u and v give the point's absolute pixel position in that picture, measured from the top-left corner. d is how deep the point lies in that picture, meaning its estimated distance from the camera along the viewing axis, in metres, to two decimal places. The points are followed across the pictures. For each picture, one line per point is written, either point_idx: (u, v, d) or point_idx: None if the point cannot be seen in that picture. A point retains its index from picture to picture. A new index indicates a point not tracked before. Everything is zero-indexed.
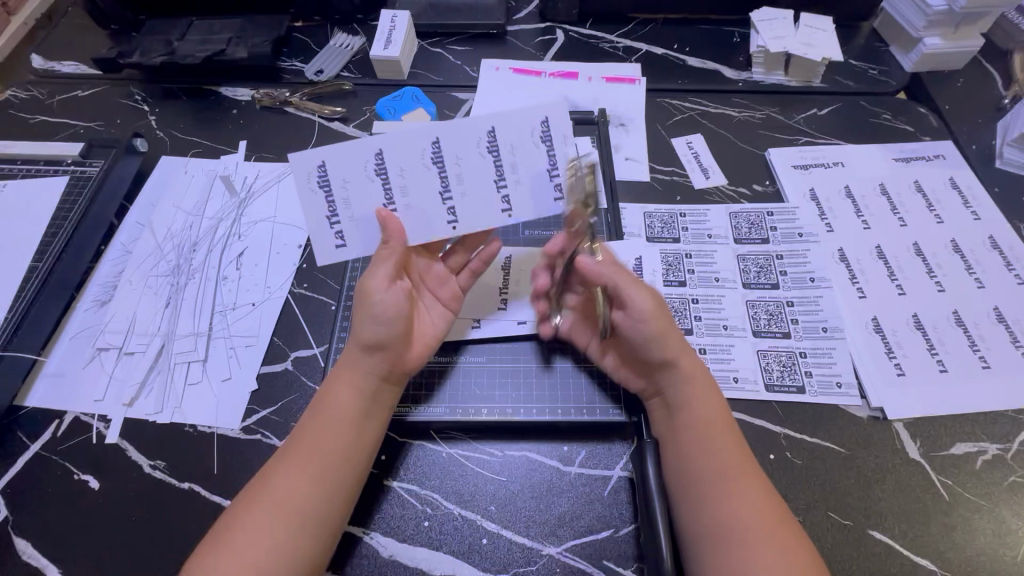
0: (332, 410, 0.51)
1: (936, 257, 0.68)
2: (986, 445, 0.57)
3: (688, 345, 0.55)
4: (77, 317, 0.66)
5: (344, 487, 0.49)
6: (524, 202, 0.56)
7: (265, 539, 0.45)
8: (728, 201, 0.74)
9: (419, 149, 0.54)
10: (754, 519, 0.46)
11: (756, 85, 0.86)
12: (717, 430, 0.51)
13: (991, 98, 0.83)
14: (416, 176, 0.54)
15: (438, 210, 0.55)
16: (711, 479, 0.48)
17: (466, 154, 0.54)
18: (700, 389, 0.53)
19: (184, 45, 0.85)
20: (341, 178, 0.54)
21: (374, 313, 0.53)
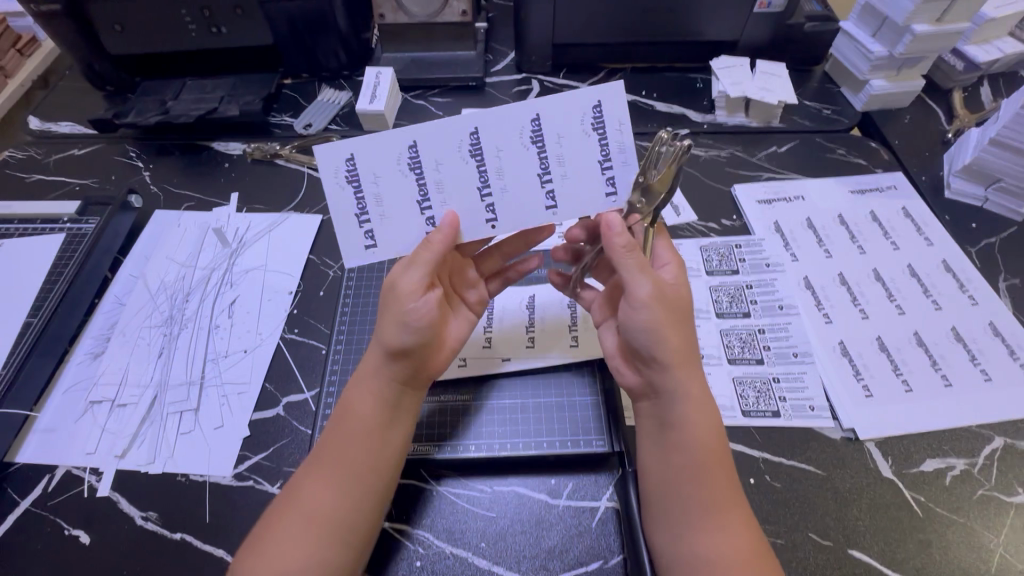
0: (357, 420, 0.53)
1: (895, 281, 0.72)
2: (954, 460, 0.59)
3: (693, 353, 0.55)
4: (70, 370, 0.67)
5: (372, 494, 0.51)
6: (568, 193, 0.56)
7: (298, 548, 0.47)
8: (699, 235, 0.79)
9: (457, 141, 0.55)
10: (730, 553, 0.47)
11: (719, 126, 0.92)
12: (707, 452, 0.52)
13: (935, 133, 0.90)
14: (452, 172, 0.56)
15: (477, 206, 0.57)
16: (692, 510, 0.49)
17: (507, 145, 0.55)
18: (698, 407, 0.53)
19: (179, 104, 0.90)
20: (374, 175, 0.56)
21: (406, 319, 0.53)
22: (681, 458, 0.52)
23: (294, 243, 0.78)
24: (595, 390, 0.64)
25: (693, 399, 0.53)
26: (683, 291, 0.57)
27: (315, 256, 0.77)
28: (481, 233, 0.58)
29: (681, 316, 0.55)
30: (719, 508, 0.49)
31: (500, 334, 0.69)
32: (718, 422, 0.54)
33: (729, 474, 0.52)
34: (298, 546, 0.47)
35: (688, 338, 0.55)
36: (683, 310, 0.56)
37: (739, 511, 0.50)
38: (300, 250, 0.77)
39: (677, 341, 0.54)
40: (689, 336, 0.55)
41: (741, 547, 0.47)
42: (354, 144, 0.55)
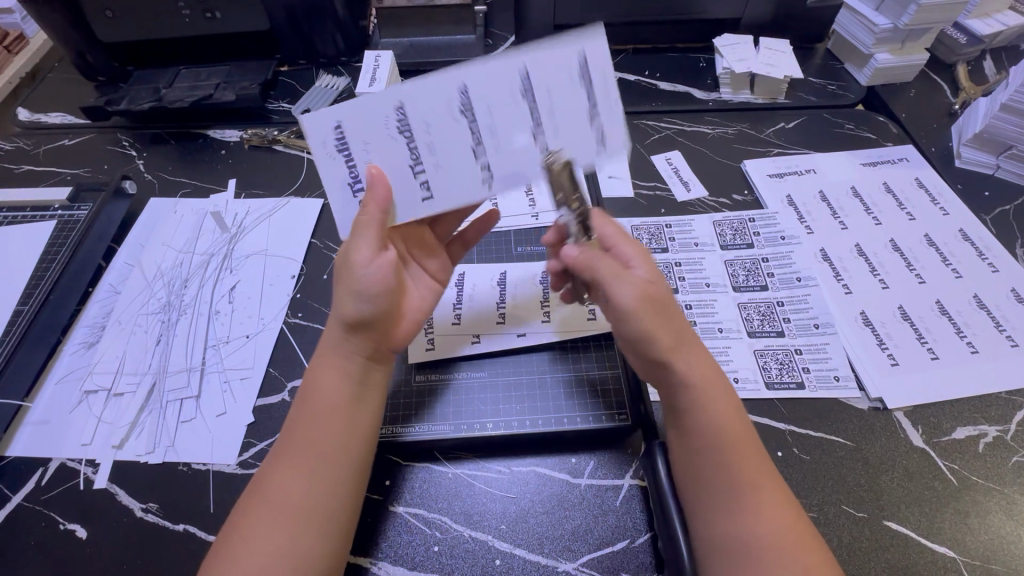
0: (319, 400, 0.50)
1: (913, 251, 0.71)
2: (986, 428, 0.58)
3: (692, 342, 0.52)
4: (63, 360, 0.64)
5: (347, 477, 0.48)
6: (562, 147, 0.52)
7: (274, 539, 0.44)
8: (711, 211, 0.77)
9: (445, 98, 0.50)
10: (771, 538, 0.44)
11: (725, 104, 0.91)
12: (735, 438, 0.48)
13: (942, 106, 0.89)
14: (444, 132, 0.51)
15: (470, 165, 0.52)
16: (728, 493, 0.46)
17: (496, 100, 0.51)
18: (713, 392, 0.50)
19: (173, 91, 0.87)
20: (363, 142, 0.51)
21: (358, 288, 0.50)
22: (704, 441, 0.48)
23: (295, 227, 0.76)
24: (615, 365, 0.62)
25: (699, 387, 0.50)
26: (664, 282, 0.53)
27: (317, 239, 0.75)
28: (474, 195, 0.53)
29: (667, 308, 0.50)
30: (758, 490, 0.46)
31: (512, 311, 0.66)
32: (738, 403, 0.51)
33: (760, 452, 0.49)
34: (270, 542, 0.44)
35: (681, 319, 0.52)
36: (669, 301, 0.51)
37: (776, 493, 0.47)
38: (302, 234, 0.75)
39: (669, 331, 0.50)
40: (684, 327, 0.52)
41: (782, 532, 0.45)
42: (338, 111, 0.51)
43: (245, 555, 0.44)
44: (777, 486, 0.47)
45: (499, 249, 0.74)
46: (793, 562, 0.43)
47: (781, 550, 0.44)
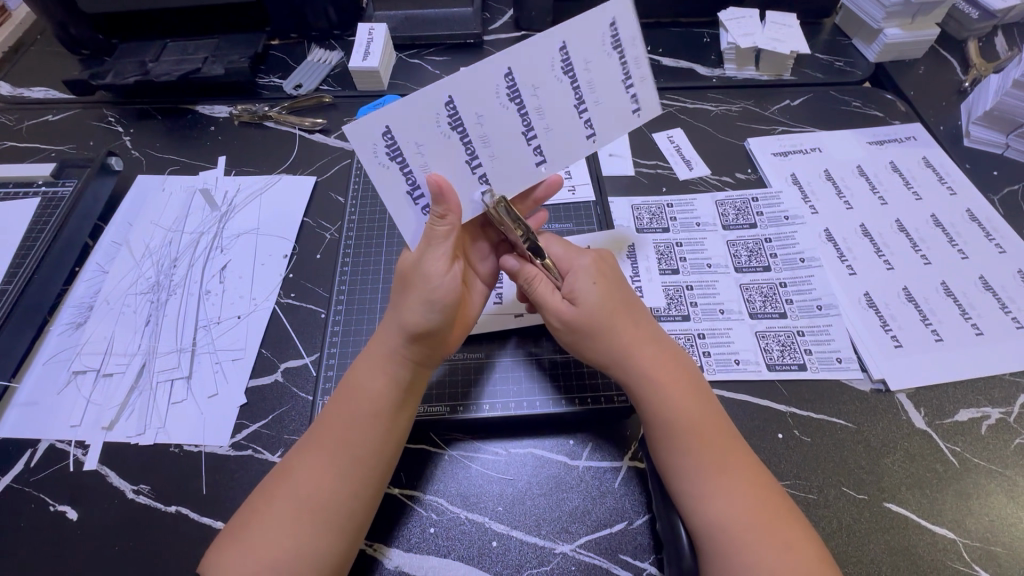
0: (362, 403, 0.49)
1: (919, 231, 0.69)
2: (989, 410, 0.57)
3: (648, 336, 0.52)
4: (51, 340, 0.63)
5: (373, 484, 0.47)
6: (607, 120, 0.52)
7: (286, 535, 0.43)
8: (714, 190, 0.75)
9: (492, 86, 0.49)
10: (743, 517, 0.44)
11: (730, 80, 0.88)
12: (699, 422, 0.48)
13: (951, 83, 0.87)
14: (496, 121, 0.50)
15: (523, 151, 0.51)
16: (694, 476, 0.46)
17: (541, 81, 0.49)
18: (674, 383, 0.50)
19: (160, 64, 0.84)
20: (415, 143, 0.49)
21: (430, 297, 0.48)
22: (664, 430, 0.48)
23: (287, 205, 0.74)
24: None
25: (653, 377, 0.50)
26: (603, 289, 0.52)
27: (310, 218, 0.73)
28: (532, 179, 0.53)
29: (602, 319, 0.51)
30: (726, 469, 0.46)
31: (510, 293, 0.65)
32: (700, 386, 0.51)
33: (730, 433, 0.49)
34: (288, 541, 0.43)
35: (628, 319, 0.52)
36: (606, 308, 0.52)
37: (745, 477, 0.46)
38: (294, 212, 0.73)
39: (608, 338, 0.51)
40: (636, 323, 0.53)
41: (756, 509, 0.44)
42: (384, 117, 0.47)
43: (258, 549, 0.43)
44: (749, 464, 0.47)
45: None
46: (767, 540, 0.43)
47: (754, 528, 0.43)
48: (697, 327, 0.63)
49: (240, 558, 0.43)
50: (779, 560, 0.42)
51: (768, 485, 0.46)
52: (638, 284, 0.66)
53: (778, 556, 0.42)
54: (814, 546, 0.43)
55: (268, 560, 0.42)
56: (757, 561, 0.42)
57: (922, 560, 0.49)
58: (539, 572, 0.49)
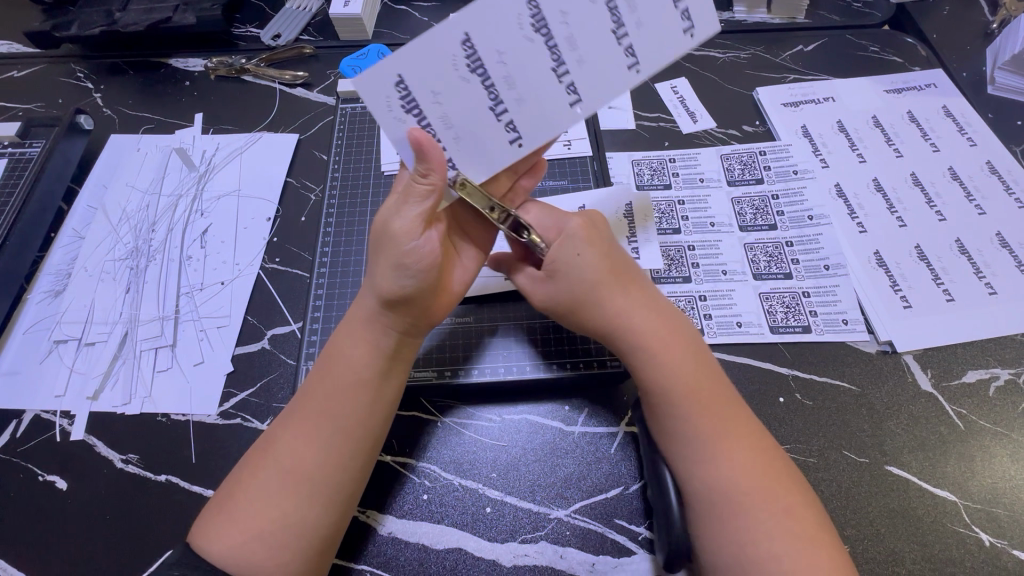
0: (346, 372, 0.46)
1: (935, 186, 0.66)
2: (998, 370, 0.55)
3: (645, 302, 0.49)
4: (29, 309, 0.61)
5: (360, 453, 0.45)
6: (651, 46, 0.44)
7: (273, 506, 0.42)
8: (718, 143, 0.71)
9: (515, 15, 0.42)
10: (742, 486, 0.42)
11: (739, 24, 0.82)
12: (699, 387, 0.46)
13: (978, 25, 0.81)
14: (520, 58, 0.44)
15: (554, 90, 0.45)
16: (691, 442, 0.44)
17: (572, 6, 0.42)
18: (673, 353, 0.47)
19: (127, 13, 0.78)
20: (430, 91, 0.44)
21: (405, 261, 0.44)
22: (663, 398, 0.46)
23: (268, 165, 0.70)
24: None
25: (649, 344, 0.47)
26: (594, 253, 0.49)
27: (292, 178, 0.69)
28: (565, 123, 0.46)
29: (593, 286, 0.48)
30: (725, 435, 0.44)
31: None
32: (699, 349, 0.49)
33: (732, 397, 0.47)
34: (278, 516, 0.42)
35: (620, 284, 0.49)
36: (598, 273, 0.48)
37: (747, 443, 0.44)
38: (277, 171, 0.69)
39: (604, 303, 0.48)
40: (634, 289, 0.50)
41: (756, 476, 0.43)
42: (397, 66, 0.43)
43: (245, 521, 0.42)
44: (747, 430, 0.45)
45: None
46: (765, 508, 0.41)
47: (753, 496, 0.42)
48: (698, 289, 0.60)
49: (228, 532, 0.42)
50: (778, 527, 0.41)
51: (773, 451, 0.45)
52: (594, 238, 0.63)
53: (776, 522, 0.41)
54: (812, 511, 0.42)
55: (257, 534, 0.42)
56: (754, 529, 0.41)
57: (921, 522, 0.48)
58: (533, 537, 0.48)
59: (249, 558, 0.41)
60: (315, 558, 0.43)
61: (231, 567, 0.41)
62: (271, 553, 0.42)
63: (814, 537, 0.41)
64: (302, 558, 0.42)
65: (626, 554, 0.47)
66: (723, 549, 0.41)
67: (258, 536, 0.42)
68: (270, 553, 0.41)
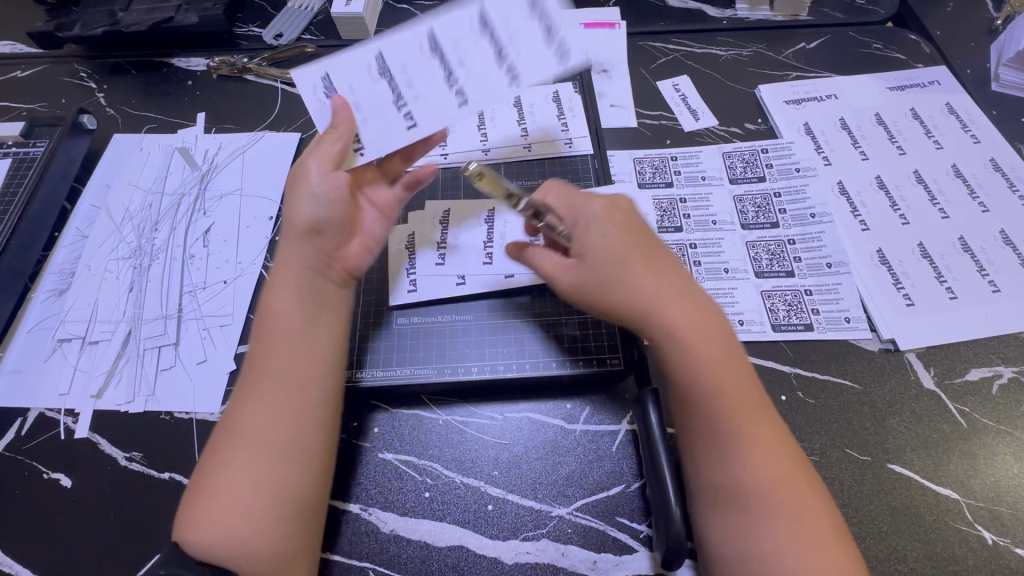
0: (276, 321, 0.48)
1: (938, 183, 0.65)
2: (1002, 368, 0.55)
3: (679, 288, 0.46)
4: (34, 308, 0.61)
5: (308, 403, 0.46)
6: (527, 65, 0.51)
7: (237, 474, 0.43)
8: (720, 141, 0.71)
9: (416, 39, 0.51)
10: (767, 487, 0.41)
11: (741, 21, 0.82)
12: (728, 381, 0.43)
13: (982, 21, 0.80)
14: (420, 71, 0.52)
15: (446, 94, 0.52)
16: (716, 442, 0.43)
17: (460, 36, 0.51)
18: (707, 345, 0.44)
19: (130, 13, 0.79)
20: (348, 86, 0.52)
21: (312, 194, 0.51)
22: (686, 390, 0.44)
23: (271, 164, 0.70)
24: None
25: (680, 334, 0.44)
26: (619, 237, 0.47)
27: None
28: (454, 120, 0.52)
29: (616, 270, 0.46)
30: (749, 431, 0.42)
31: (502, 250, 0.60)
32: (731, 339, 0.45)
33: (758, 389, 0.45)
34: (244, 482, 0.43)
35: (649, 269, 0.46)
36: (623, 257, 0.46)
37: (775, 442, 0.43)
38: (279, 170, 0.70)
39: (627, 286, 0.45)
40: (666, 274, 0.46)
41: (777, 480, 0.41)
42: (324, 63, 0.52)
43: (218, 496, 0.42)
44: (773, 428, 0.43)
45: (486, 182, 0.67)
46: (782, 512, 0.41)
47: (771, 498, 0.41)
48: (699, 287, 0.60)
49: (203, 513, 0.42)
50: (793, 532, 0.40)
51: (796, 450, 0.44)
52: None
53: (791, 528, 0.40)
54: (830, 517, 0.41)
55: (227, 504, 0.42)
56: (768, 531, 0.40)
57: (923, 520, 0.48)
58: (535, 535, 0.48)
59: (224, 531, 0.42)
60: (293, 522, 0.43)
61: (210, 541, 0.41)
62: (245, 520, 0.42)
63: (829, 543, 0.40)
64: (277, 523, 0.42)
65: (628, 552, 0.47)
66: (732, 547, 0.41)
67: (229, 505, 0.42)
68: (243, 520, 0.42)
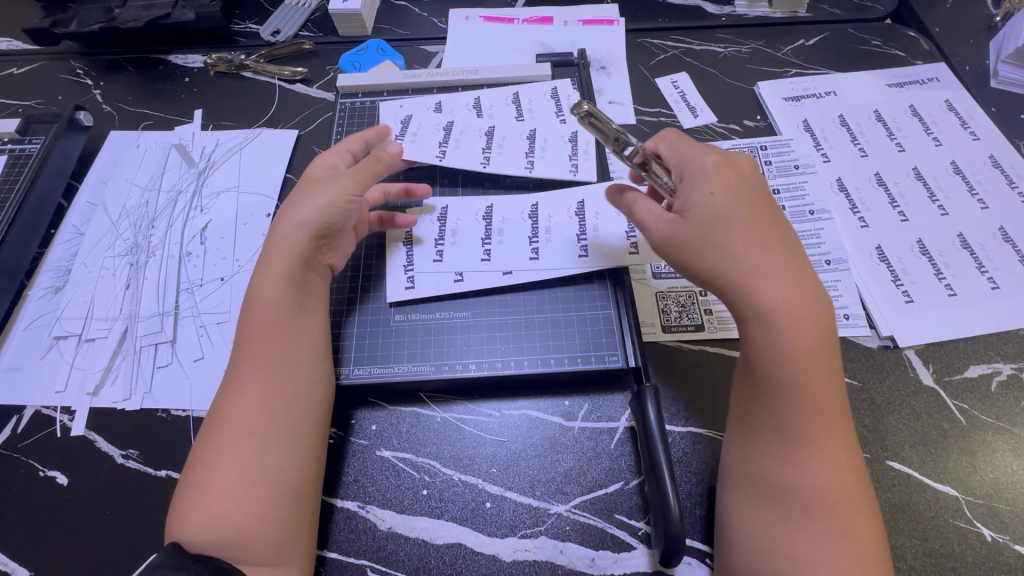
0: (267, 310, 0.49)
1: (937, 180, 0.65)
2: (1001, 365, 0.55)
3: (786, 271, 0.43)
4: (30, 305, 0.61)
5: (301, 389, 0.48)
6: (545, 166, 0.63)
7: (236, 462, 0.44)
8: (719, 138, 0.71)
9: (479, 120, 0.67)
10: (821, 483, 0.41)
11: (740, 18, 0.81)
12: (809, 379, 0.42)
13: (981, 18, 0.80)
14: (468, 136, 0.66)
15: (478, 154, 0.64)
16: (780, 433, 0.42)
17: (509, 131, 0.66)
18: (801, 334, 0.42)
19: (127, 10, 0.78)
20: (414, 122, 0.66)
21: (311, 200, 0.53)
22: (761, 378, 0.43)
23: (268, 162, 0.70)
24: (608, 305, 0.57)
25: (775, 314, 0.42)
26: (729, 198, 0.46)
27: (292, 174, 0.69)
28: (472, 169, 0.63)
29: (714, 229, 0.45)
30: (815, 434, 0.42)
31: (499, 250, 0.59)
32: (829, 331, 0.43)
33: (838, 390, 0.43)
34: (236, 471, 0.43)
35: (754, 237, 0.44)
36: (727, 219, 0.45)
37: (838, 441, 0.42)
38: (277, 168, 0.69)
39: (722, 248, 0.44)
40: (773, 249, 0.44)
41: (829, 488, 0.41)
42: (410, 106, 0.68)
43: (214, 485, 0.43)
44: (843, 436, 0.43)
45: (486, 182, 0.66)
46: (823, 518, 0.40)
47: (818, 504, 0.41)
48: None
49: (203, 505, 0.43)
50: (830, 538, 0.40)
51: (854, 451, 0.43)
52: (584, 244, 0.58)
53: (828, 535, 0.40)
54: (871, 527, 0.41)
55: (225, 492, 0.43)
56: (804, 531, 0.40)
57: (922, 518, 0.48)
58: (533, 533, 0.48)
59: (222, 519, 0.42)
60: (283, 511, 0.44)
61: (211, 530, 0.42)
62: (241, 507, 0.43)
63: (868, 560, 0.39)
64: (267, 512, 0.43)
65: (626, 549, 0.47)
66: (759, 540, 0.41)
67: (230, 493, 0.43)
68: (241, 507, 0.43)
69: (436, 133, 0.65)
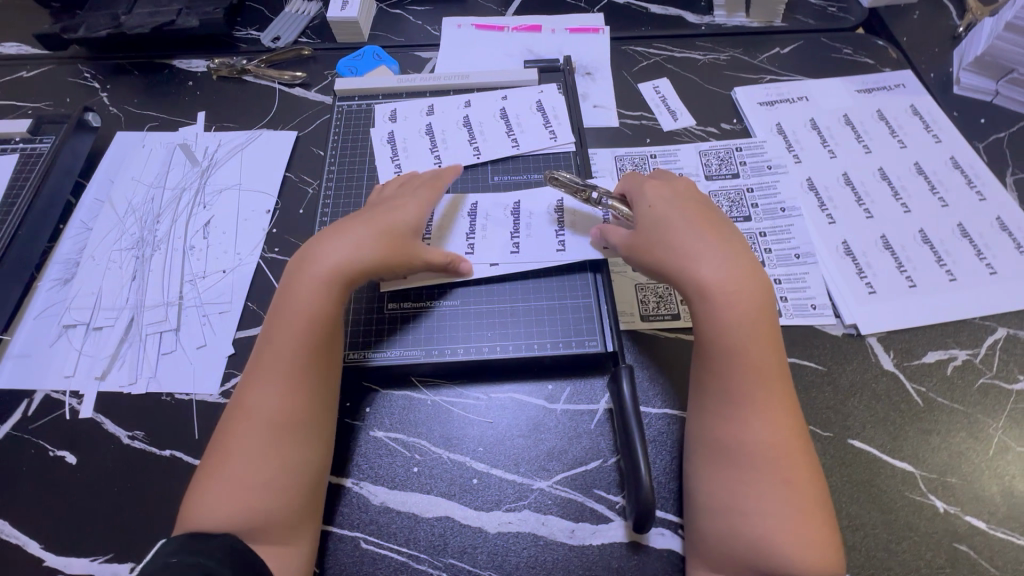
0: (290, 315, 0.52)
1: (901, 179, 0.69)
2: (956, 351, 0.59)
3: (726, 259, 0.50)
4: (41, 295, 0.64)
5: (321, 383, 0.51)
6: (526, 140, 0.70)
7: (258, 449, 0.47)
8: (697, 140, 0.75)
9: (455, 117, 0.72)
10: (769, 443, 0.45)
11: (719, 27, 0.86)
12: (747, 350, 0.47)
13: (945, 28, 0.84)
14: (451, 133, 0.71)
15: (466, 149, 0.70)
16: (729, 401, 0.47)
17: (485, 119, 0.72)
18: (741, 311, 0.48)
19: (134, 16, 0.82)
20: (403, 137, 0.71)
21: (384, 255, 0.55)
22: (707, 352, 0.49)
23: (268, 161, 0.73)
24: (588, 294, 0.61)
25: (713, 294, 0.49)
26: (664, 205, 0.55)
27: (291, 173, 0.72)
28: (465, 161, 0.69)
29: (659, 228, 0.54)
30: (756, 395, 0.46)
31: (483, 243, 0.63)
32: (766, 303, 0.49)
33: (777, 358, 0.48)
34: (246, 461, 0.46)
35: (689, 231, 0.52)
36: (667, 219, 0.54)
37: (782, 406, 0.47)
38: (276, 167, 0.73)
39: (666, 241, 0.53)
40: (713, 244, 0.52)
41: (770, 445, 0.45)
42: (393, 122, 0.72)
43: (237, 473, 0.46)
44: (784, 399, 0.47)
45: (474, 179, 0.69)
46: (767, 474, 0.44)
47: (764, 458, 0.45)
48: None
49: (225, 489, 0.46)
50: (774, 489, 0.44)
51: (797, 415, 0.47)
52: (561, 238, 0.62)
53: (773, 486, 0.44)
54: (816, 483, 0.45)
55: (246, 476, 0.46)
56: (750, 484, 0.44)
57: (879, 491, 0.52)
58: (517, 506, 0.51)
59: (241, 498, 0.45)
60: (296, 488, 0.47)
61: (235, 510, 0.45)
62: (263, 489, 0.46)
63: (812, 512, 0.43)
64: (286, 497, 0.46)
65: (604, 521, 0.50)
66: (711, 496, 0.46)
67: (253, 477, 0.46)
68: (261, 488, 0.46)
69: (423, 140, 0.71)
